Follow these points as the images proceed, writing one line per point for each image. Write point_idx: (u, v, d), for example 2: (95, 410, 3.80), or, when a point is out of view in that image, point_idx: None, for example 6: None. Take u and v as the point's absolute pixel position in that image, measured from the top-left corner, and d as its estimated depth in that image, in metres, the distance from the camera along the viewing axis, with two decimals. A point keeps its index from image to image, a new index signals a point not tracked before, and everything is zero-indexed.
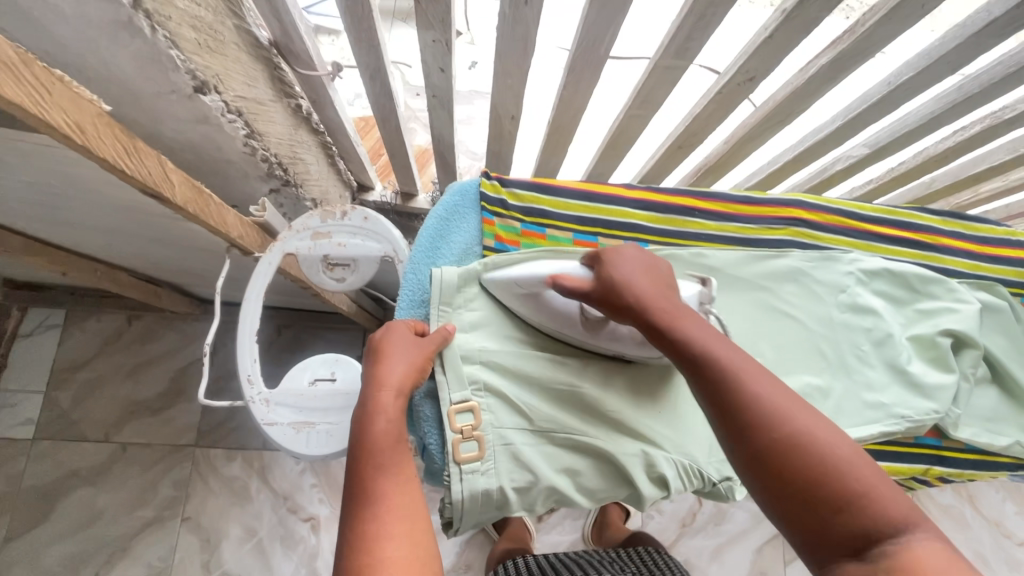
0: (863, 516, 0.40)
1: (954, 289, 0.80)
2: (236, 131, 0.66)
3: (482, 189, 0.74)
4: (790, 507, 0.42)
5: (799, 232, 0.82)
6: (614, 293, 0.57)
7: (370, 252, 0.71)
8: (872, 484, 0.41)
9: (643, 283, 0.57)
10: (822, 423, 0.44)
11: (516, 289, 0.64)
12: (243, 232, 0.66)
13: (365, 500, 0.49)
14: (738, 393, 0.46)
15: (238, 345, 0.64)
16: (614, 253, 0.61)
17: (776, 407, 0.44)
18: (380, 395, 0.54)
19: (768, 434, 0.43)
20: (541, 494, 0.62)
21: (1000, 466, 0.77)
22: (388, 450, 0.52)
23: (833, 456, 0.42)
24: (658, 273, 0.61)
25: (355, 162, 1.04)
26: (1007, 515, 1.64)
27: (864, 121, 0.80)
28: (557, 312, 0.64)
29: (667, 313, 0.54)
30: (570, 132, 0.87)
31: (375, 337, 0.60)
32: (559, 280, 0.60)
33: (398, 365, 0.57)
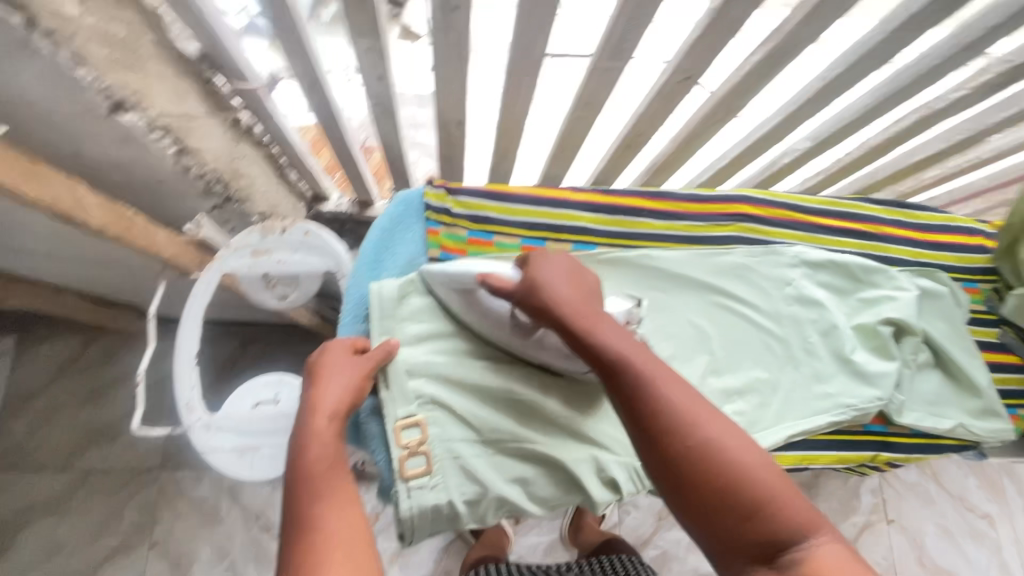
0: (773, 522, 0.47)
1: (894, 277, 0.82)
2: (164, 149, 0.65)
3: (426, 199, 0.73)
4: (708, 516, 0.48)
5: (746, 228, 0.83)
6: (537, 298, 0.59)
7: (313, 267, 0.70)
8: (781, 494, 0.48)
9: (566, 291, 0.59)
10: (733, 437, 0.50)
11: (450, 284, 0.64)
12: (177, 251, 0.64)
13: (303, 529, 0.48)
14: (658, 408, 0.51)
15: (176, 370, 0.62)
16: (542, 257, 0.63)
17: (690, 420, 0.50)
18: (313, 421, 0.54)
19: (686, 447, 0.49)
20: (491, 505, 0.62)
21: (946, 448, 0.79)
22: (327, 474, 0.52)
23: (744, 469, 0.48)
24: (582, 280, 0.63)
25: (307, 174, 1.00)
26: (970, 489, 1.69)
27: (803, 115, 0.81)
28: (488, 312, 0.64)
29: (584, 320, 0.57)
30: (517, 135, 0.86)
31: (310, 361, 0.60)
32: (488, 280, 0.60)
33: (335, 388, 0.57)
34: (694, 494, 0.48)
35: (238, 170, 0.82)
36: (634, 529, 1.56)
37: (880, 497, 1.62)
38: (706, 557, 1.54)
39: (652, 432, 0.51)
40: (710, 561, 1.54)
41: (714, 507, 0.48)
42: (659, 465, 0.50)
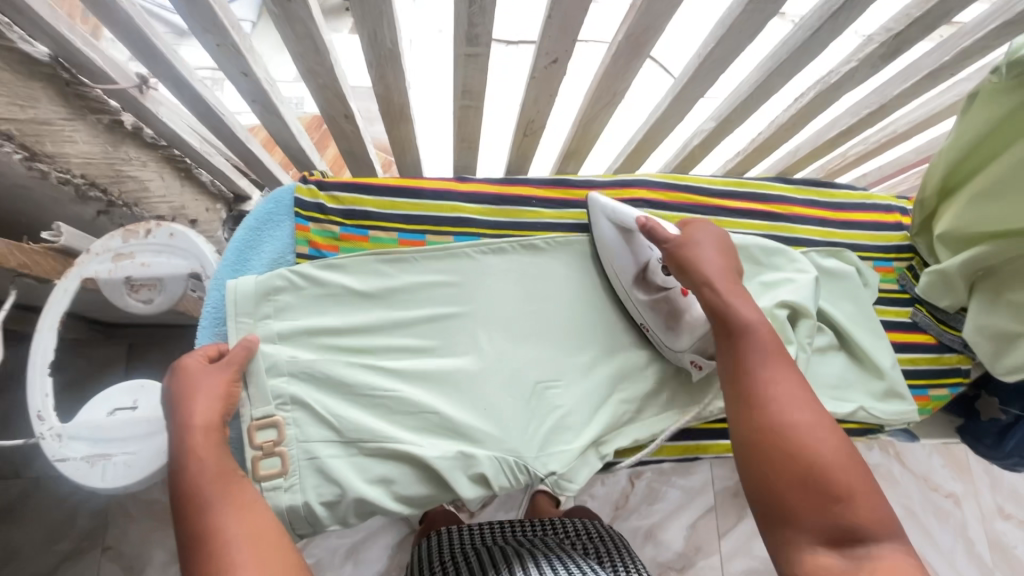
0: (852, 513, 0.48)
1: (795, 259, 0.80)
2: (9, 155, 0.64)
3: (296, 195, 0.71)
4: (783, 487, 0.51)
5: (641, 212, 0.81)
6: (692, 251, 0.65)
7: (178, 269, 0.69)
8: (863, 490, 0.49)
9: (727, 262, 0.65)
10: (829, 427, 0.53)
11: (607, 228, 0.73)
12: (28, 260, 0.63)
13: (204, 539, 0.48)
14: (769, 380, 0.56)
15: (27, 380, 0.61)
16: (701, 226, 0.69)
17: (789, 400, 0.55)
18: (187, 439, 0.53)
19: (789, 417, 0.53)
20: (351, 507, 0.61)
21: (848, 432, 0.77)
22: (217, 483, 0.51)
23: (833, 453, 0.51)
24: (732, 256, 0.68)
25: (222, 175, 0.93)
26: (935, 469, 1.67)
27: (694, 95, 0.78)
28: (627, 256, 0.72)
29: (734, 286, 0.63)
30: (409, 127, 0.84)
31: (167, 382, 0.56)
32: (651, 221, 0.68)
33: (206, 401, 0.55)
34: (779, 462, 0.51)
35: (119, 174, 0.80)
36: None
37: None
38: (665, 545, 1.53)
39: (753, 400, 0.56)
40: (669, 549, 1.53)
41: (797, 483, 0.50)
42: (750, 427, 0.55)
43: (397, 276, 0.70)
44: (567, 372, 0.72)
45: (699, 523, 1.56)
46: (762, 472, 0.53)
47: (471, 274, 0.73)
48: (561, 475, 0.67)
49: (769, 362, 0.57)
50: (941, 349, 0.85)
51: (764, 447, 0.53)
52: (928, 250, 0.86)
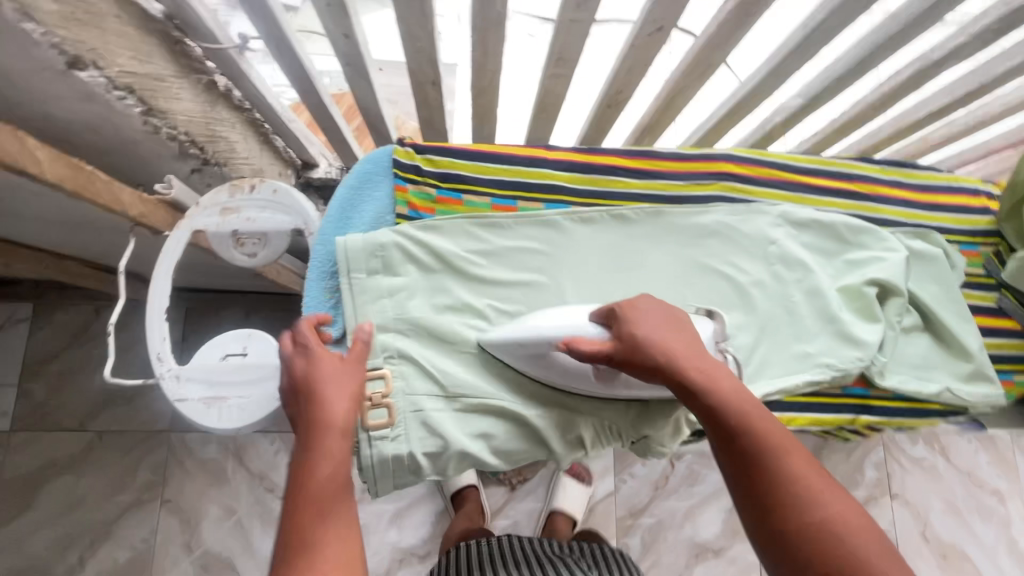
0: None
1: (885, 238, 0.79)
2: (129, 108, 0.65)
3: (395, 157, 0.72)
4: None
5: (727, 187, 0.80)
6: (637, 353, 0.57)
7: (282, 224, 0.71)
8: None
9: (675, 342, 0.57)
10: (855, 519, 0.45)
11: (520, 351, 0.63)
12: (145, 210, 0.64)
13: (300, 549, 0.45)
14: (776, 472, 0.48)
15: (147, 324, 0.64)
16: (630, 306, 0.60)
17: (812, 491, 0.47)
18: (322, 437, 0.51)
19: (802, 521, 0.46)
20: (452, 460, 0.63)
21: (931, 414, 0.77)
22: (331, 489, 0.48)
23: (863, 559, 0.43)
24: (675, 319, 0.61)
25: (292, 140, 0.97)
26: (980, 465, 1.63)
27: (790, 69, 0.76)
28: (569, 372, 0.63)
29: (699, 372, 0.55)
30: (494, 95, 0.84)
31: (298, 368, 0.56)
32: (575, 345, 0.58)
33: (336, 399, 0.54)
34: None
35: (214, 134, 0.81)
36: (630, 498, 1.55)
37: (884, 471, 1.58)
38: (703, 526, 1.55)
39: (768, 499, 0.48)
40: (707, 530, 1.54)
41: None
42: (766, 531, 0.47)
43: (493, 240, 0.72)
44: None
45: None
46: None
47: (560, 241, 0.73)
48: (654, 438, 0.68)
49: (776, 445, 0.50)
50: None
51: (791, 551, 0.45)
52: (1016, 235, 0.84)
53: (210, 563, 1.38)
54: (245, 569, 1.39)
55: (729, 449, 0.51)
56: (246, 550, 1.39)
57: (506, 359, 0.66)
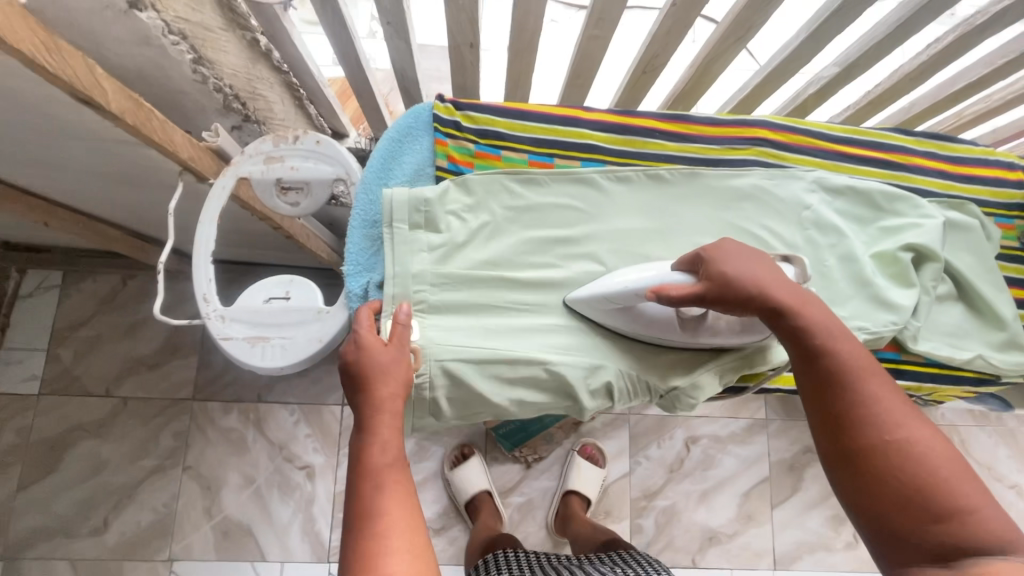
0: (959, 528, 0.48)
1: (920, 205, 0.79)
2: (182, 55, 0.66)
3: (435, 112, 0.73)
4: (884, 508, 0.51)
5: (763, 152, 0.81)
6: (729, 288, 0.60)
7: (324, 175, 0.72)
8: (980, 502, 0.49)
9: (766, 275, 0.60)
10: (933, 442, 0.52)
11: (608, 305, 0.67)
12: (195, 155, 0.66)
13: (367, 519, 0.51)
14: (861, 396, 0.55)
15: (193, 266, 0.66)
16: (720, 248, 0.63)
17: (890, 416, 0.54)
18: (377, 419, 0.56)
19: (881, 437, 0.53)
20: (477, 406, 0.67)
21: (963, 380, 0.77)
22: (387, 465, 0.54)
23: (940, 472, 0.50)
24: (764, 259, 0.63)
25: (325, 106, 0.96)
26: (999, 458, 1.55)
27: (831, 33, 0.75)
28: (651, 320, 0.67)
29: (790, 301, 0.59)
30: (531, 58, 0.84)
31: (346, 359, 0.59)
32: (664, 292, 0.61)
33: (385, 389, 0.57)
34: (879, 483, 0.51)
35: (255, 91, 0.82)
36: (644, 479, 1.50)
37: None
38: (716, 511, 1.48)
39: (845, 420, 0.55)
40: (720, 515, 1.48)
41: (895, 502, 0.50)
42: (847, 446, 0.54)
43: (529, 196, 0.73)
44: None
45: (752, 493, 1.49)
46: (860, 488, 0.53)
47: (597, 198, 0.75)
48: (683, 390, 0.71)
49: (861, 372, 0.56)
50: None
51: (863, 464, 0.53)
52: None
53: (230, 529, 1.37)
54: (264, 536, 1.37)
55: (816, 372, 0.57)
56: (265, 519, 1.37)
57: (591, 315, 0.69)
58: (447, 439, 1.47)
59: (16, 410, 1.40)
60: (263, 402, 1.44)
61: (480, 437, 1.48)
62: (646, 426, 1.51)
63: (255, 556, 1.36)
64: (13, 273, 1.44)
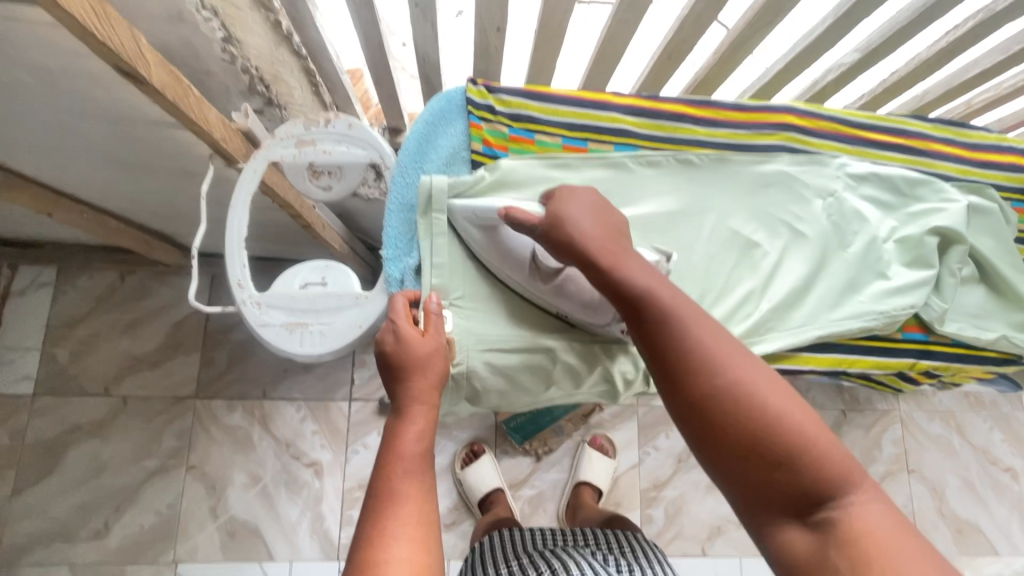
0: (802, 477, 0.44)
1: (943, 190, 0.80)
2: (212, 32, 0.65)
3: (468, 95, 0.73)
4: (729, 459, 0.46)
5: (790, 137, 0.81)
6: (559, 240, 0.57)
7: (358, 158, 0.72)
8: (816, 441, 0.45)
9: (591, 231, 0.57)
10: (767, 385, 0.47)
11: (471, 222, 0.65)
12: (227, 135, 0.65)
13: (385, 502, 0.49)
14: (682, 340, 0.49)
15: (227, 253, 0.65)
16: (565, 194, 0.61)
17: (721, 361, 0.48)
18: (413, 408, 0.54)
19: (712, 389, 0.47)
20: (516, 394, 0.68)
21: (986, 360, 0.79)
22: (411, 453, 0.52)
23: (775, 417, 0.45)
24: (602, 215, 0.60)
25: (342, 96, 0.89)
26: (995, 443, 1.57)
27: (858, 17, 0.76)
28: (510, 254, 0.64)
29: (608, 255, 0.56)
30: (557, 42, 0.83)
31: (384, 344, 0.58)
32: (511, 212, 0.60)
33: (423, 376, 0.56)
34: (716, 441, 0.46)
35: (278, 75, 0.80)
36: (654, 470, 1.50)
37: (901, 447, 1.52)
38: (724, 500, 1.49)
39: (678, 369, 0.49)
40: (729, 504, 1.48)
41: (733, 452, 0.46)
42: (682, 405, 0.48)
43: (564, 180, 0.72)
44: (714, 283, 0.74)
45: None
46: (703, 449, 0.48)
47: (628, 182, 0.75)
48: None
49: (689, 324, 0.50)
50: None
51: (702, 416, 0.47)
52: None
53: (237, 529, 1.33)
54: (272, 536, 1.33)
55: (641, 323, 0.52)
56: (272, 518, 1.34)
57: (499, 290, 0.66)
58: (457, 433, 1.46)
59: (10, 411, 1.35)
60: (268, 399, 1.41)
61: (490, 432, 1.47)
62: (655, 417, 1.53)
63: (263, 557, 1.32)
64: (4, 269, 1.39)
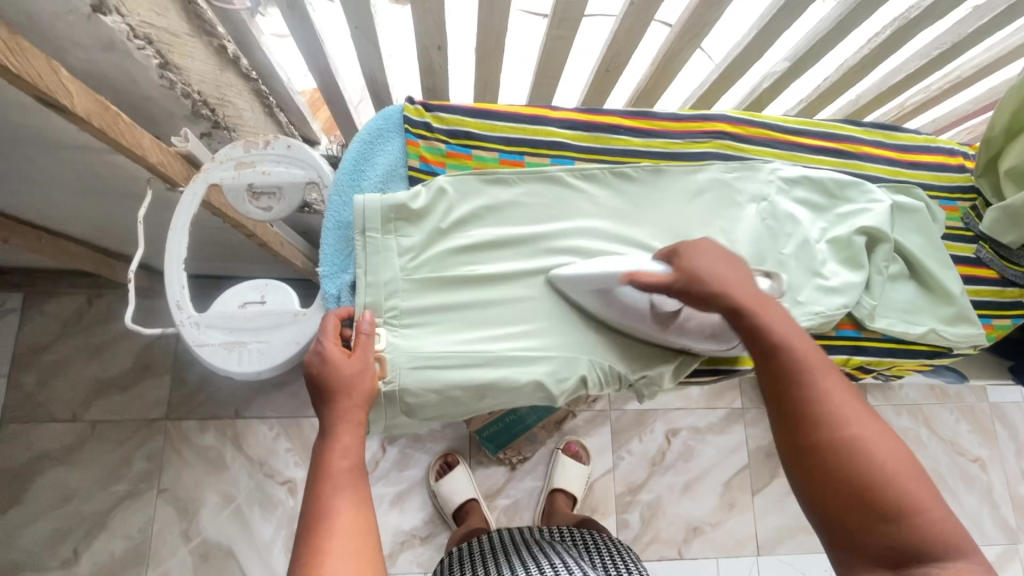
0: (909, 533, 0.49)
1: (869, 191, 0.83)
2: (147, 60, 0.66)
3: (405, 113, 0.75)
4: (836, 504, 0.52)
5: (723, 144, 0.84)
6: (697, 286, 0.60)
7: (296, 178, 0.73)
8: (929, 504, 0.50)
9: (730, 276, 0.61)
10: (884, 444, 0.52)
11: (585, 287, 0.69)
12: (163, 159, 0.67)
13: (317, 521, 0.50)
14: (810, 390, 0.55)
15: (165, 274, 0.66)
16: (690, 246, 0.64)
17: (841, 415, 0.54)
18: (339, 427, 0.56)
19: (831, 437, 0.53)
20: (455, 407, 0.69)
21: (917, 354, 0.82)
22: (342, 471, 0.53)
23: (889, 474, 0.50)
24: (732, 261, 0.63)
25: (296, 114, 0.93)
26: (962, 434, 1.60)
27: (780, 27, 0.79)
28: (628, 310, 0.68)
29: (752, 300, 0.60)
30: (497, 59, 0.85)
31: (312, 366, 0.60)
32: (637, 277, 0.61)
33: (347, 397, 0.58)
34: (828, 483, 0.52)
35: (225, 97, 0.81)
36: (628, 474, 1.51)
37: None
38: (699, 501, 1.50)
39: (799, 416, 0.55)
40: (704, 504, 1.50)
41: (843, 498, 0.51)
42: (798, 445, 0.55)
43: (498, 197, 0.74)
44: None
45: (733, 481, 1.52)
46: (812, 492, 0.54)
47: (563, 194, 0.77)
48: (652, 378, 0.75)
49: (815, 375, 0.56)
50: (1004, 284, 0.89)
51: (816, 459, 0.53)
52: (991, 190, 0.91)
53: (210, 551, 1.32)
54: (246, 556, 1.33)
55: (769, 369, 0.58)
56: (246, 538, 1.34)
57: (436, 349, 0.67)
58: (431, 444, 1.46)
59: None
60: (240, 418, 1.41)
61: (464, 442, 1.47)
62: (628, 421, 1.54)
63: None
64: None
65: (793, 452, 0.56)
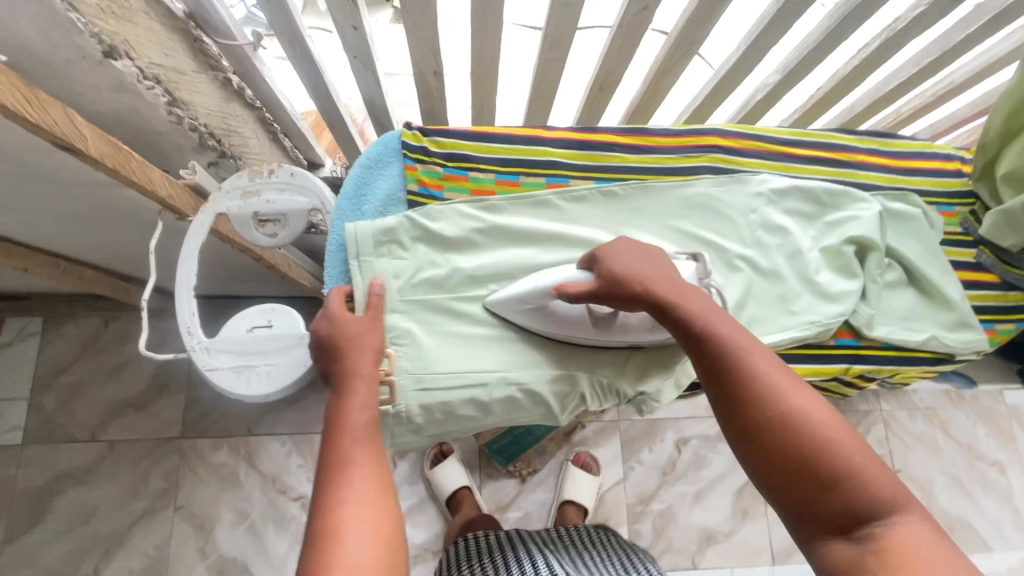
0: (850, 496, 0.48)
1: (861, 199, 0.84)
2: (156, 98, 0.69)
3: (403, 139, 0.77)
4: (779, 479, 0.51)
5: (716, 158, 0.85)
6: (620, 287, 0.64)
7: (300, 205, 0.75)
8: (868, 465, 0.49)
9: (649, 272, 0.64)
10: (819, 412, 0.52)
11: (521, 305, 0.70)
12: (173, 192, 0.70)
13: (336, 469, 0.51)
14: (737, 370, 0.55)
15: (177, 301, 0.69)
16: (609, 249, 0.67)
17: (774, 389, 0.54)
18: (354, 382, 0.57)
19: (763, 415, 0.53)
20: (458, 424, 0.70)
21: (919, 360, 0.82)
22: (360, 423, 0.54)
23: (824, 441, 0.50)
24: (652, 257, 0.67)
25: (300, 138, 0.99)
26: (979, 438, 1.58)
27: (769, 42, 0.80)
28: (565, 319, 0.70)
29: (671, 291, 0.62)
30: (493, 81, 0.88)
31: (319, 331, 0.62)
32: (563, 289, 0.65)
33: (361, 353, 0.60)
34: (767, 458, 0.52)
35: (229, 128, 0.85)
36: (639, 484, 1.51)
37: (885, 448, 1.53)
38: (711, 510, 1.49)
39: (732, 397, 0.55)
40: (716, 514, 1.49)
41: (782, 472, 0.51)
42: (733, 427, 0.55)
43: (494, 221, 0.76)
44: None
45: (745, 489, 1.51)
46: (758, 472, 0.53)
47: (558, 212, 0.78)
48: (649, 394, 0.75)
49: (743, 353, 0.56)
50: (1005, 288, 0.89)
51: (751, 437, 0.53)
52: (990, 193, 0.91)
53: (226, 567, 1.34)
54: (261, 572, 1.35)
55: (700, 356, 0.58)
56: (261, 554, 1.35)
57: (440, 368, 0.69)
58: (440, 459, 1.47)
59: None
60: (253, 435, 1.43)
61: (473, 455, 1.48)
62: (638, 431, 1.53)
63: None
64: None
65: (732, 434, 0.56)
